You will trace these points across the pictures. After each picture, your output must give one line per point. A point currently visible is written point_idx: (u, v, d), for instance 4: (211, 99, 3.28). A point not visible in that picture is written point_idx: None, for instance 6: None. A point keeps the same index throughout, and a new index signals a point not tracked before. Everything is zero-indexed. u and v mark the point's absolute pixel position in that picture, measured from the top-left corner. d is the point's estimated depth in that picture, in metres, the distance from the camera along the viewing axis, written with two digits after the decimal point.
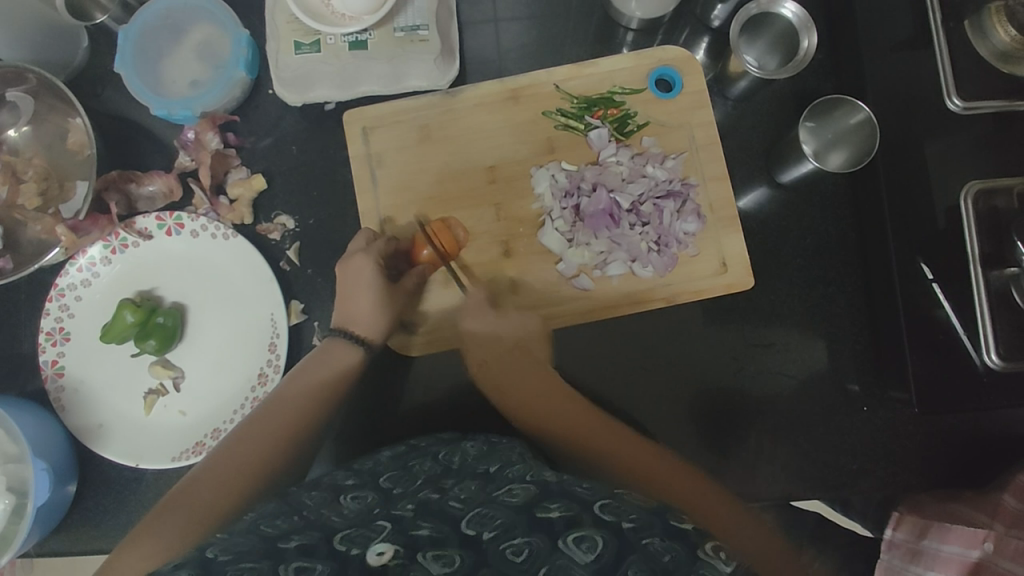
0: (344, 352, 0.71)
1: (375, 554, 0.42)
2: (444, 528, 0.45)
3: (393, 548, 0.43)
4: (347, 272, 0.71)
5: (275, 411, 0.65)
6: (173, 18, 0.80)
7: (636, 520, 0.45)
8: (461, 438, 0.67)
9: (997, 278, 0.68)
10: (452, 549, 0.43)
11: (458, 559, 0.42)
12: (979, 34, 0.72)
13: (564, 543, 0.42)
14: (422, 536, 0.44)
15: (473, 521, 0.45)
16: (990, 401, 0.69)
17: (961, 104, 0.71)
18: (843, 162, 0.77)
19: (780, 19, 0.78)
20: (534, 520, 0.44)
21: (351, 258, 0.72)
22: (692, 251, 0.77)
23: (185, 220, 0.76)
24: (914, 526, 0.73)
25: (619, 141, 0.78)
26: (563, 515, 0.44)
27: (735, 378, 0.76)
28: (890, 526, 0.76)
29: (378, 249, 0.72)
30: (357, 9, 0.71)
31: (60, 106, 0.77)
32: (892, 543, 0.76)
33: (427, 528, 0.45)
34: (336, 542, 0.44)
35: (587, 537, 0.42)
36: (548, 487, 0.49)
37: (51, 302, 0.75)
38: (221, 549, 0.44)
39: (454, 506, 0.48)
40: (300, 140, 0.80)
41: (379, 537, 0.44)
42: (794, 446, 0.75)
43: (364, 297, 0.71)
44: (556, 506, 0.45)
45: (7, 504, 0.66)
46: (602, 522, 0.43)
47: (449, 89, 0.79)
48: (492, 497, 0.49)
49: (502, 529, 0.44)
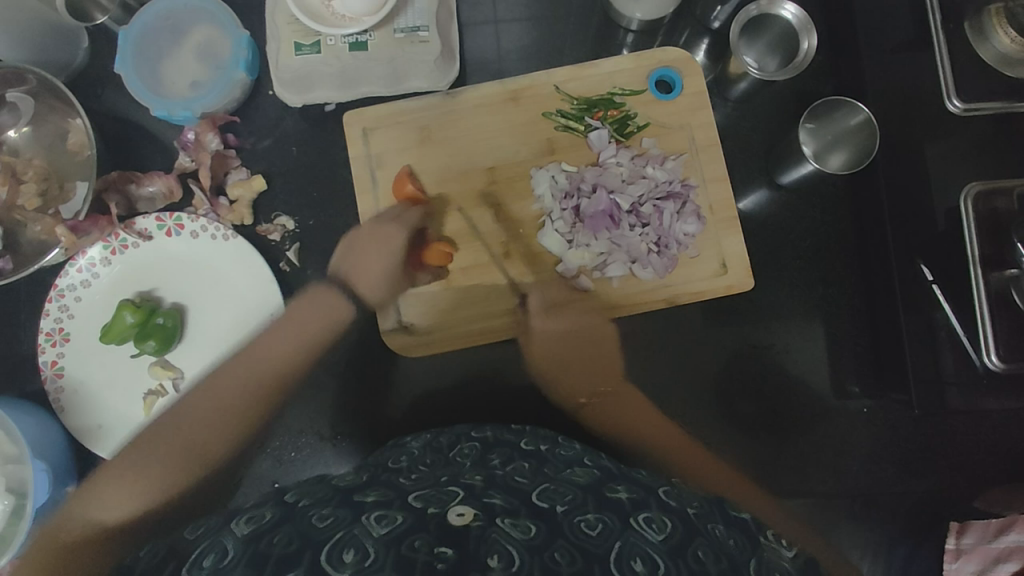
0: (340, 300, 0.72)
1: (458, 514, 0.40)
2: (515, 500, 0.43)
3: (472, 511, 0.41)
4: (376, 231, 0.73)
5: (265, 357, 0.66)
6: (172, 18, 0.79)
7: (699, 507, 0.48)
8: (484, 426, 0.66)
9: (997, 279, 0.67)
10: (527, 519, 0.41)
11: (534, 528, 0.40)
12: (979, 37, 0.70)
13: (636, 521, 0.42)
14: (498, 506, 0.42)
15: (545, 494, 0.45)
16: (988, 402, 0.70)
17: (961, 105, 0.69)
18: (843, 163, 0.76)
19: (780, 20, 0.78)
20: (604, 498, 0.45)
21: (381, 223, 0.73)
22: (692, 252, 0.76)
23: (185, 220, 0.76)
24: (988, 529, 0.74)
25: (619, 142, 0.78)
26: (631, 497, 0.46)
27: (737, 378, 0.76)
28: (954, 535, 0.74)
29: (410, 222, 0.74)
30: (358, 10, 0.72)
31: (60, 106, 0.76)
32: (959, 550, 0.74)
33: (499, 498, 0.43)
34: (413, 501, 0.43)
35: (656, 519, 0.43)
36: (611, 473, 0.51)
37: (51, 303, 0.75)
38: (297, 494, 0.47)
39: (519, 480, 0.48)
40: (299, 141, 0.80)
41: (455, 501, 0.42)
42: (792, 445, 0.75)
43: (390, 256, 0.72)
44: (623, 489, 0.47)
45: (7, 505, 0.65)
46: (668, 506, 0.46)
47: (449, 90, 0.79)
48: (557, 476, 0.49)
49: (574, 504, 0.43)
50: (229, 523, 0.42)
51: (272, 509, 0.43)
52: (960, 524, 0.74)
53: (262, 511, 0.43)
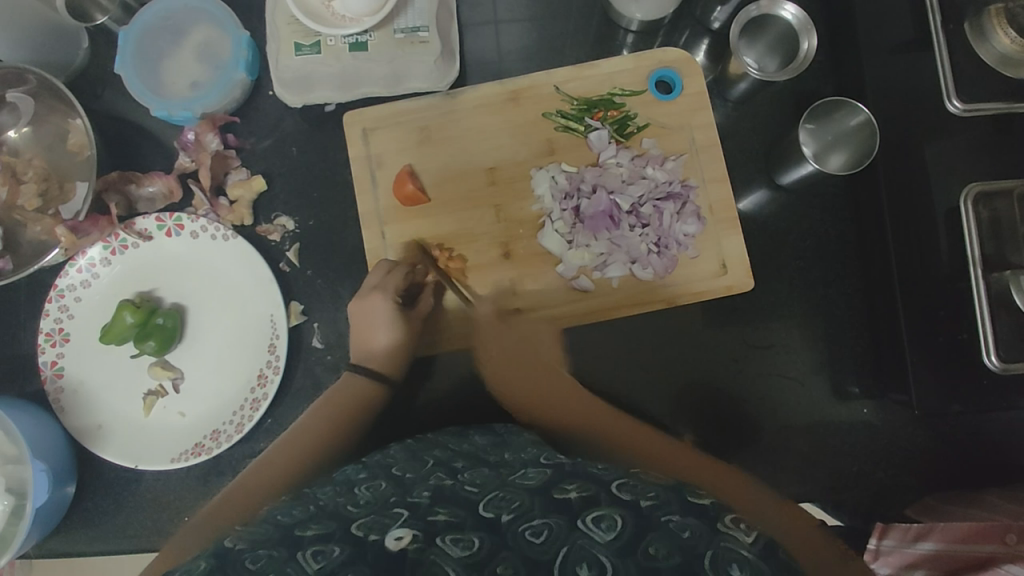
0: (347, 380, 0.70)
1: (395, 538, 0.41)
2: (462, 513, 0.44)
3: (410, 533, 0.42)
4: (362, 306, 0.71)
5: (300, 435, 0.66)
6: (173, 19, 0.80)
7: (653, 498, 0.44)
8: (472, 434, 0.66)
9: (997, 280, 0.67)
10: (470, 531, 0.42)
11: (475, 543, 0.41)
12: (978, 37, 0.70)
13: (584, 523, 0.41)
14: (440, 522, 0.43)
15: (492, 504, 0.45)
16: (992, 401, 0.69)
17: (961, 106, 0.68)
18: (843, 163, 0.77)
19: (780, 20, 0.78)
20: (550, 501, 0.44)
21: (368, 294, 0.72)
22: (692, 252, 0.77)
23: (185, 220, 0.76)
24: (907, 532, 0.68)
25: (619, 142, 0.78)
26: (581, 495, 0.44)
27: (735, 379, 0.76)
28: (875, 535, 0.70)
29: (395, 286, 0.72)
30: (358, 11, 0.72)
31: (60, 107, 0.77)
32: (879, 552, 0.70)
33: (444, 514, 0.44)
34: (353, 530, 0.43)
35: (605, 517, 0.41)
36: (565, 470, 0.49)
37: (51, 303, 0.75)
38: (239, 538, 0.45)
39: (470, 491, 0.48)
40: (299, 142, 0.80)
41: (398, 524, 0.43)
42: (793, 448, 0.75)
43: (383, 327, 0.71)
44: (573, 487, 0.45)
45: (7, 504, 0.66)
46: (619, 501, 0.43)
47: (449, 90, 0.79)
48: (508, 482, 0.48)
49: (521, 511, 0.43)
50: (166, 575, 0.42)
51: (206, 558, 0.41)
52: (882, 524, 0.70)
53: (198, 561, 0.42)
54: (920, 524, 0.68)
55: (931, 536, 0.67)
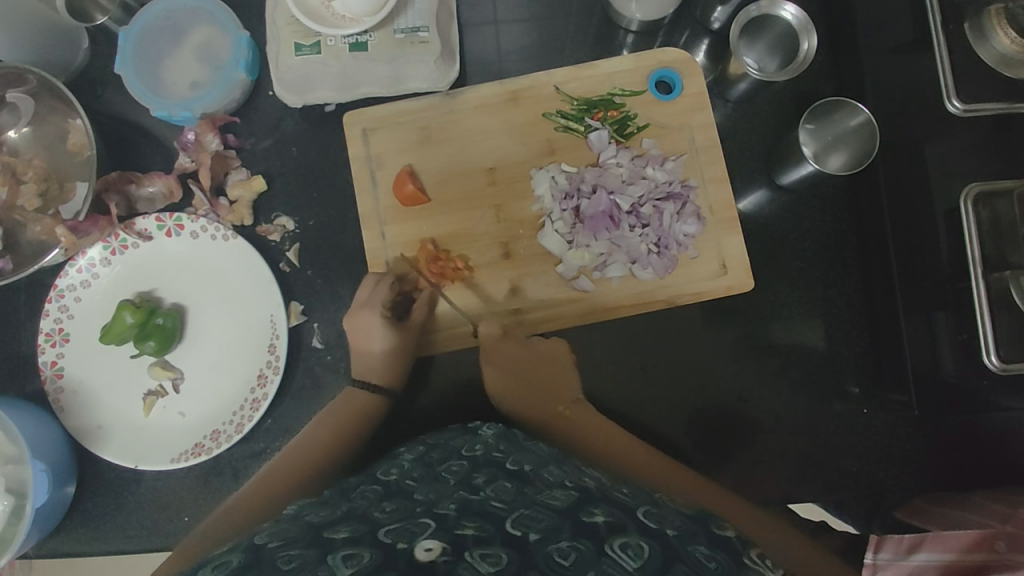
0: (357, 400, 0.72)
1: (426, 550, 0.40)
2: (490, 528, 0.44)
3: (441, 544, 0.41)
4: (354, 326, 0.73)
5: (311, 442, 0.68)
6: (173, 19, 0.80)
7: (679, 529, 0.46)
8: (478, 435, 0.66)
9: (997, 280, 0.66)
10: (499, 548, 0.41)
11: (504, 558, 0.40)
12: (979, 39, 0.70)
13: (612, 549, 0.41)
14: (469, 537, 0.42)
15: (518, 522, 0.44)
16: (991, 400, 0.69)
17: (961, 106, 0.68)
18: (843, 163, 0.77)
19: (780, 20, 0.78)
20: (579, 523, 0.44)
21: (357, 311, 0.73)
22: (692, 253, 0.77)
23: (185, 220, 0.76)
24: (900, 544, 0.68)
25: (619, 143, 0.78)
26: (608, 521, 0.44)
27: (737, 380, 0.76)
28: (871, 549, 0.70)
29: (381, 301, 0.73)
30: (358, 11, 0.72)
31: (60, 106, 0.77)
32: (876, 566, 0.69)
33: (472, 527, 0.43)
34: (383, 535, 0.43)
35: (633, 544, 0.42)
36: (590, 493, 0.49)
37: (51, 303, 0.75)
38: (269, 536, 0.46)
39: (497, 507, 0.47)
40: (299, 142, 0.80)
41: (427, 534, 0.43)
42: (794, 450, 0.75)
43: (376, 338, 0.72)
44: (600, 512, 0.46)
45: (7, 505, 0.66)
46: (648, 530, 0.44)
47: (449, 90, 0.79)
48: (535, 499, 0.49)
49: (549, 532, 0.43)
50: (200, 570, 0.43)
51: (239, 556, 0.42)
52: (877, 537, 0.70)
53: (230, 556, 0.43)
54: (913, 535, 0.67)
55: (924, 547, 0.66)
